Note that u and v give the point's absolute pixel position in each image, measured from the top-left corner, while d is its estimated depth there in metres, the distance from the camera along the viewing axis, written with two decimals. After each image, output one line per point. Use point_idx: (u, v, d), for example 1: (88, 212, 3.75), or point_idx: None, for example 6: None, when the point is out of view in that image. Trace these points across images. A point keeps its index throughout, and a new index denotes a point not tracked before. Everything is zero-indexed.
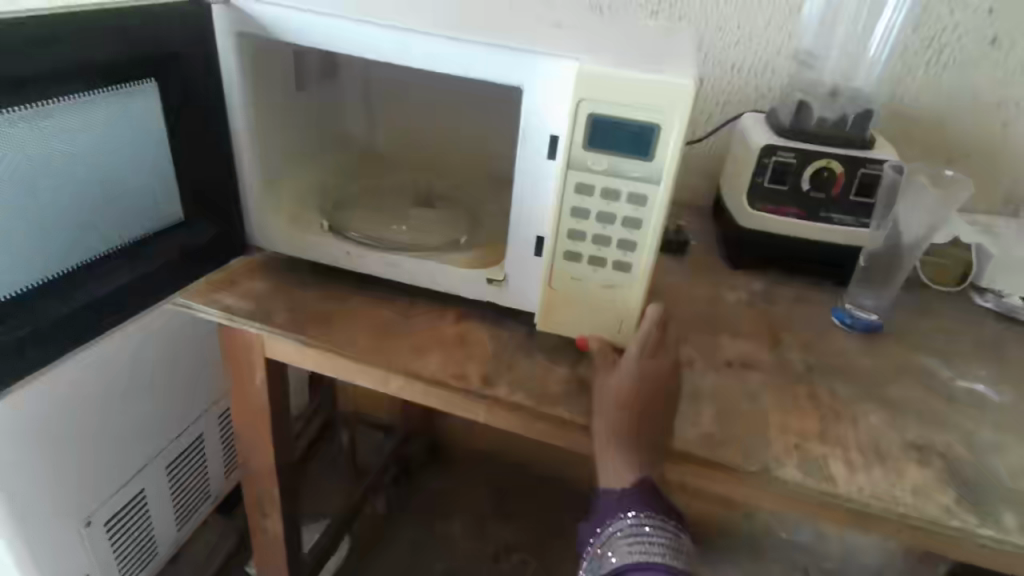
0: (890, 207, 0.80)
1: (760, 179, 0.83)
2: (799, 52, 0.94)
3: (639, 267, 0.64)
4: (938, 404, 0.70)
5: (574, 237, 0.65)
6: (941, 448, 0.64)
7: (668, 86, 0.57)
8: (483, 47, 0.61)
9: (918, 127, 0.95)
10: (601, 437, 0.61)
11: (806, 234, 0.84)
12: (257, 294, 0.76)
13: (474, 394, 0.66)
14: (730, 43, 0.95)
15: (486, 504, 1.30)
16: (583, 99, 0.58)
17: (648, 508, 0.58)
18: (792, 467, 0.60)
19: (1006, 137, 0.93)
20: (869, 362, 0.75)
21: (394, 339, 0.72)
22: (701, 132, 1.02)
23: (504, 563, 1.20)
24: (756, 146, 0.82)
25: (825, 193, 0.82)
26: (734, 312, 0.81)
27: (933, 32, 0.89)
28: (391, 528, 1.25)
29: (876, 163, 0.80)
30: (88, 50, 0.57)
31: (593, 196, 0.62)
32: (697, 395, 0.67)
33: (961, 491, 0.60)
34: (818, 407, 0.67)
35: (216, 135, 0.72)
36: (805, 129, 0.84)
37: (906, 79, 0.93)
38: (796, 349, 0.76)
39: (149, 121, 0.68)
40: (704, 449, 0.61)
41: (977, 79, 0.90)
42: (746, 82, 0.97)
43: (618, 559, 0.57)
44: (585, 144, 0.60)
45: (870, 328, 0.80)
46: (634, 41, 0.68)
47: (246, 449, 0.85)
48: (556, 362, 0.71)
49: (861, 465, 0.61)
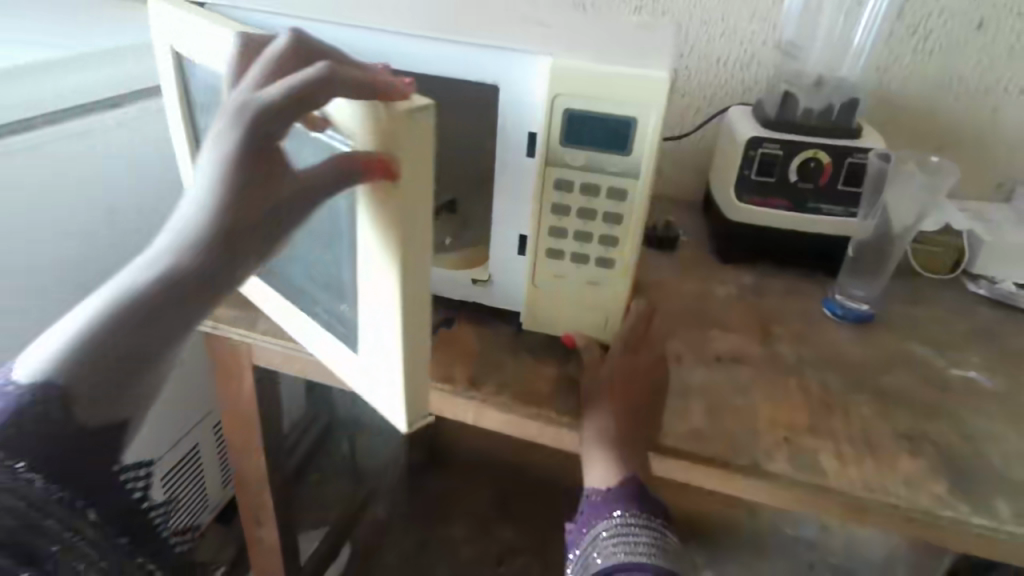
0: (877, 194, 0.80)
1: (747, 172, 0.82)
2: (782, 43, 0.93)
3: (622, 262, 0.64)
4: (931, 393, 0.69)
5: (556, 234, 0.64)
6: (934, 438, 0.63)
7: (643, 79, 0.56)
8: (475, 49, 0.60)
9: (906, 114, 0.94)
10: (589, 436, 0.61)
11: (795, 226, 0.83)
12: (244, 302, 0.76)
13: (461, 395, 0.66)
14: (715, 36, 0.95)
15: (486, 505, 1.29)
16: (558, 95, 0.58)
17: (634, 508, 0.57)
18: (782, 461, 0.60)
19: (995, 123, 0.92)
20: (861, 352, 0.74)
21: None
22: (689, 126, 1.02)
23: (507, 566, 1.18)
24: (742, 139, 0.81)
25: (813, 184, 0.81)
26: (724, 306, 0.81)
27: (917, 19, 0.89)
28: (387, 536, 1.22)
29: (863, 151, 0.79)
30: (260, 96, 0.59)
31: (573, 192, 0.62)
32: (686, 391, 0.67)
33: (953, 480, 0.59)
34: (809, 400, 0.67)
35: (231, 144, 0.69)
36: (791, 119, 0.83)
37: (892, 66, 0.92)
38: (787, 342, 0.75)
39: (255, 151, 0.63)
40: (692, 444, 0.61)
41: (964, 66, 0.89)
42: (732, 75, 0.97)
43: (603, 561, 0.55)
44: (562, 140, 0.60)
45: (862, 319, 0.79)
46: (615, 37, 0.67)
47: (237, 455, 0.84)
48: (543, 362, 0.70)
49: (853, 458, 0.61)
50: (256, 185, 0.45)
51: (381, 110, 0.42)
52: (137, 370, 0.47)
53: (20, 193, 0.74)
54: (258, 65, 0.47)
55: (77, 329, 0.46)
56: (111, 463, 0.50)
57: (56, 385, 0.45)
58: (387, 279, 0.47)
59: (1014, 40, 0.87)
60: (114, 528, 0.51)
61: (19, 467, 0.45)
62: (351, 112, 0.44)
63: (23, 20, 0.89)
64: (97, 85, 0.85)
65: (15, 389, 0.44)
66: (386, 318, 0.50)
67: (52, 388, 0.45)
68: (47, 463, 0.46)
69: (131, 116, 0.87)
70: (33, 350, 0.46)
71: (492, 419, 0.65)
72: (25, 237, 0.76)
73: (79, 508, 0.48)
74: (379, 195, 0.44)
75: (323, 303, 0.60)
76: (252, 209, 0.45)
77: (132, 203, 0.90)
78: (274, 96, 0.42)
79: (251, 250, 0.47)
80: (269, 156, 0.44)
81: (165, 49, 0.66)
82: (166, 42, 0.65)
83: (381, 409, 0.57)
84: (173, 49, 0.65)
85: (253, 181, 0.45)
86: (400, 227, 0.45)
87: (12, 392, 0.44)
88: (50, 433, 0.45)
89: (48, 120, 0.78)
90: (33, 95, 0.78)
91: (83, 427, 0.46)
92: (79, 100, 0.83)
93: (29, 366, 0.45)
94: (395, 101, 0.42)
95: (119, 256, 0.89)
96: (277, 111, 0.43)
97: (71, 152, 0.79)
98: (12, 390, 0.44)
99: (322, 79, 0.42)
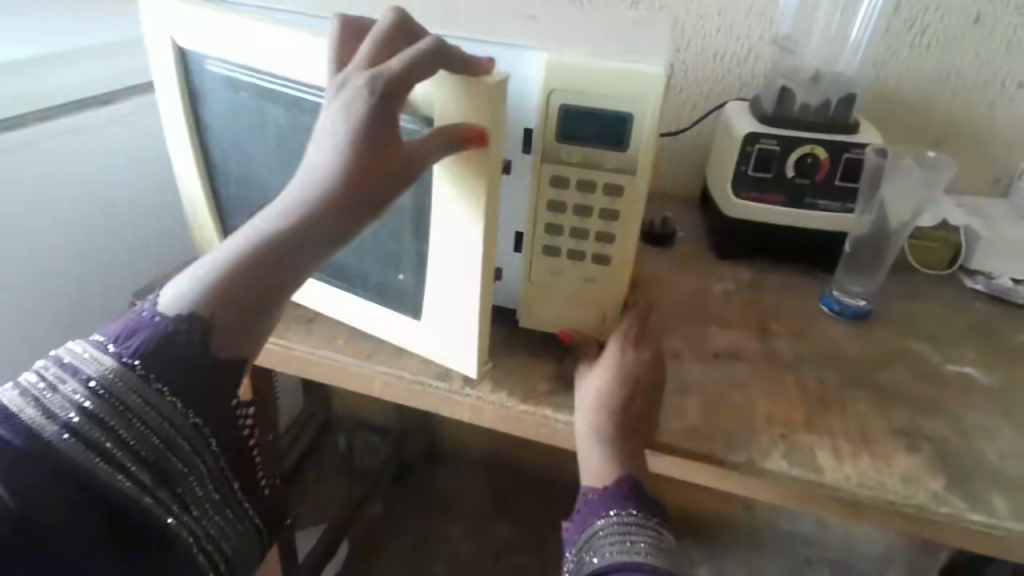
0: (874, 190, 0.79)
1: (744, 168, 0.82)
2: (779, 38, 0.93)
3: (618, 258, 0.64)
4: (928, 389, 0.69)
5: (552, 231, 0.64)
6: (930, 435, 0.63)
7: (639, 74, 0.56)
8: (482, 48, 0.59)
9: (902, 110, 0.94)
10: (585, 434, 0.60)
11: (791, 222, 0.83)
12: None
13: (457, 393, 0.65)
14: (713, 31, 0.94)
15: (484, 503, 1.28)
16: (553, 91, 0.58)
17: (630, 507, 0.56)
18: (779, 457, 0.60)
19: (992, 118, 0.92)
20: (858, 348, 0.74)
21: (378, 341, 0.71)
22: (686, 121, 1.01)
23: (505, 563, 1.17)
24: (739, 134, 0.80)
25: (809, 179, 0.81)
26: (721, 302, 0.80)
27: (914, 14, 0.88)
28: (388, 530, 1.22)
29: (860, 147, 0.79)
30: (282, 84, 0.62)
31: (570, 189, 0.62)
32: (683, 389, 0.67)
33: (951, 476, 0.59)
34: (806, 396, 0.67)
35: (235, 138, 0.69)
36: (788, 115, 0.83)
37: (889, 61, 0.92)
38: (784, 337, 0.75)
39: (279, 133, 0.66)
40: (689, 441, 0.61)
41: (961, 62, 0.89)
42: (729, 70, 0.96)
43: (598, 561, 0.55)
44: (558, 137, 0.60)
45: (859, 315, 0.79)
46: (610, 34, 0.66)
47: None
48: (540, 359, 0.70)
49: (850, 454, 0.60)
50: (372, 150, 0.49)
51: (470, 83, 0.50)
52: (263, 314, 0.47)
53: (19, 186, 0.74)
54: (364, 46, 0.52)
55: (213, 267, 0.47)
56: (236, 399, 0.47)
57: (196, 315, 0.44)
58: (466, 236, 0.56)
59: (1011, 35, 0.86)
60: (233, 466, 0.48)
61: (165, 392, 0.43)
62: (442, 86, 0.51)
63: (21, 18, 0.87)
64: (94, 83, 0.85)
65: (164, 318, 0.44)
66: (461, 274, 0.58)
67: (193, 319, 0.44)
68: (188, 386, 0.44)
69: (126, 112, 0.87)
70: (169, 285, 0.47)
71: (488, 417, 0.65)
72: (25, 223, 0.76)
73: (207, 439, 0.45)
74: (462, 161, 0.53)
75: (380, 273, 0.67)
76: (372, 168, 0.49)
77: (131, 198, 0.89)
78: (393, 70, 0.48)
79: (371, 206, 0.50)
80: (386, 121, 0.49)
81: (166, 39, 0.65)
82: (167, 35, 0.65)
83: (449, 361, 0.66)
84: (176, 40, 0.65)
85: (373, 145, 0.49)
86: (480, 187, 0.53)
87: (162, 320, 0.44)
88: (191, 363, 0.44)
89: (43, 116, 0.78)
90: (34, 88, 0.77)
91: (223, 362, 0.45)
92: (74, 99, 0.82)
93: (166, 299, 0.45)
94: (483, 75, 0.50)
95: (116, 248, 0.89)
96: (393, 80, 0.48)
97: (69, 150, 0.79)
98: (161, 319, 0.44)
99: (429, 58, 0.48)
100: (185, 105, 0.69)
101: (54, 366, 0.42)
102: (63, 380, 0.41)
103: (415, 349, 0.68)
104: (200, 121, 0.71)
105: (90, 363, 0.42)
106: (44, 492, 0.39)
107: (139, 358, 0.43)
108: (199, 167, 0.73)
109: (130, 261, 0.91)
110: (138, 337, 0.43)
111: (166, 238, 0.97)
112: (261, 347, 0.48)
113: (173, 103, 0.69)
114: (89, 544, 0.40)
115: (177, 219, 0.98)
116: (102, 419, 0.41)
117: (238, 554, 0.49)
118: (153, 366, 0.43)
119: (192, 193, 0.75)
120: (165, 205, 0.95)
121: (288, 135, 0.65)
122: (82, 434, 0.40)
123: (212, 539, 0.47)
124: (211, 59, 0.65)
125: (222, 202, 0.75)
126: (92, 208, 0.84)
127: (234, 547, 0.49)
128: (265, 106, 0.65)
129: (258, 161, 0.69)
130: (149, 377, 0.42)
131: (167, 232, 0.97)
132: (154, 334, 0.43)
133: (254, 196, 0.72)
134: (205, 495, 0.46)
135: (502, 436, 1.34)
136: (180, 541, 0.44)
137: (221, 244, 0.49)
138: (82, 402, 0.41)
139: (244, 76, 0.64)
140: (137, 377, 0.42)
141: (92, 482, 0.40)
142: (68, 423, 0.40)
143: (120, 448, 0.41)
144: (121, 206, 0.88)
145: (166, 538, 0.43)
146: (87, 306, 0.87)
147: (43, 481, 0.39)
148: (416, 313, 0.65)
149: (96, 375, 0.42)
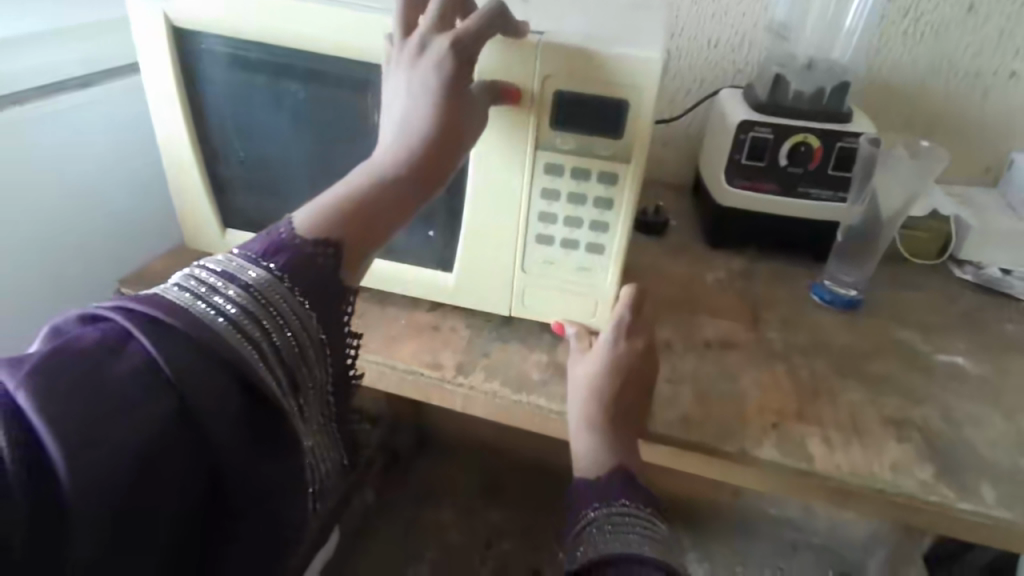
0: (867, 179, 0.79)
1: (737, 156, 0.81)
2: (773, 24, 0.92)
3: (612, 249, 0.63)
4: (917, 378, 0.69)
5: (545, 220, 0.63)
6: (920, 424, 0.63)
7: (636, 60, 0.56)
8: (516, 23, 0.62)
9: (895, 98, 0.94)
10: (576, 426, 0.60)
11: (782, 211, 0.82)
12: None
13: (449, 383, 0.65)
14: (707, 16, 0.93)
15: (475, 491, 1.27)
16: (550, 75, 0.57)
17: (624, 497, 0.56)
18: (770, 447, 0.60)
19: (985, 107, 0.92)
20: (848, 339, 0.75)
21: (367, 331, 0.70)
22: (677, 112, 1.01)
23: (496, 549, 1.15)
24: (733, 122, 0.80)
25: (802, 168, 0.80)
26: (713, 292, 0.80)
27: (909, 2, 0.88)
28: (384, 516, 1.21)
29: (853, 136, 0.79)
30: (302, 60, 0.63)
31: (564, 177, 0.61)
32: (676, 377, 0.67)
33: (939, 465, 0.59)
34: (797, 386, 0.67)
35: (239, 116, 0.69)
36: (783, 103, 0.81)
37: (885, 49, 0.91)
38: (776, 327, 0.75)
39: (297, 113, 0.67)
40: (682, 432, 0.61)
41: (951, 51, 0.89)
42: (723, 57, 0.96)
43: (591, 551, 0.53)
44: (553, 123, 0.59)
45: (849, 304, 0.79)
46: (604, 18, 0.64)
47: None
48: (532, 349, 0.69)
49: (840, 442, 0.61)
50: (448, 97, 0.55)
51: (516, 49, 0.57)
52: (367, 253, 0.51)
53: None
54: (429, 10, 0.56)
55: (329, 210, 0.50)
56: (347, 324, 0.48)
57: (331, 241, 0.47)
58: (507, 186, 0.62)
59: (1004, 23, 0.86)
60: (334, 390, 0.49)
61: (306, 303, 0.44)
62: (495, 52, 0.57)
63: None
64: (69, 63, 0.81)
65: (304, 241, 0.46)
66: (484, 231, 0.65)
67: (326, 243, 0.47)
68: (320, 305, 0.45)
69: (109, 92, 0.84)
70: (294, 217, 0.49)
71: (480, 407, 0.65)
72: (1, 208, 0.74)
73: (328, 356, 0.47)
74: (500, 114, 0.60)
75: (407, 254, 0.70)
76: (447, 133, 0.55)
77: (117, 182, 0.88)
78: (467, 25, 0.54)
79: (442, 177, 0.56)
80: (459, 82, 0.55)
81: (156, 15, 0.63)
82: (162, 10, 0.63)
83: (476, 306, 0.70)
84: (169, 15, 0.63)
85: (458, 101, 0.55)
86: (517, 134, 0.60)
87: (302, 243, 0.46)
88: (323, 285, 0.46)
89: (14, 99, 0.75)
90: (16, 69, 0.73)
91: (347, 288, 0.48)
92: (41, 83, 0.78)
93: (301, 224, 0.48)
94: (518, 38, 0.57)
95: (99, 231, 0.86)
96: (466, 43, 0.54)
97: (45, 136, 0.77)
98: (301, 240, 0.46)
99: (491, 19, 0.54)
100: (176, 79, 0.67)
101: (207, 272, 0.42)
102: (221, 284, 0.41)
103: (443, 302, 0.72)
104: (196, 97, 0.69)
105: (243, 272, 0.43)
106: (213, 388, 0.37)
107: (285, 272, 0.44)
108: (191, 142, 0.70)
109: (109, 240, 0.88)
110: (285, 253, 0.45)
111: (151, 223, 0.94)
112: (361, 282, 0.51)
113: (162, 77, 0.67)
114: (239, 446, 0.38)
115: (162, 203, 0.95)
116: (258, 318, 0.41)
117: (330, 479, 0.51)
118: (297, 279, 0.44)
119: (182, 159, 0.71)
120: (147, 189, 0.93)
121: (310, 109, 0.67)
122: (241, 326, 0.40)
123: (320, 455, 0.48)
124: (216, 35, 0.64)
125: (216, 178, 0.73)
126: (67, 194, 0.81)
127: (327, 470, 0.49)
128: (281, 84, 0.66)
129: (267, 140, 0.70)
130: (294, 290, 0.44)
131: (153, 217, 0.95)
132: (298, 252, 0.45)
133: (264, 172, 0.72)
134: (318, 412, 0.47)
135: (484, 424, 1.39)
136: (306, 452, 0.44)
137: (330, 189, 0.53)
138: (237, 301, 0.41)
139: (257, 54, 0.64)
140: (285, 287, 0.43)
141: (250, 378, 0.39)
142: (228, 316, 0.40)
143: (270, 348, 0.41)
144: (104, 192, 0.86)
145: (297, 446, 0.42)
146: (71, 292, 0.85)
147: (212, 376, 0.37)
148: (445, 270, 0.69)
149: (250, 281, 0.42)
